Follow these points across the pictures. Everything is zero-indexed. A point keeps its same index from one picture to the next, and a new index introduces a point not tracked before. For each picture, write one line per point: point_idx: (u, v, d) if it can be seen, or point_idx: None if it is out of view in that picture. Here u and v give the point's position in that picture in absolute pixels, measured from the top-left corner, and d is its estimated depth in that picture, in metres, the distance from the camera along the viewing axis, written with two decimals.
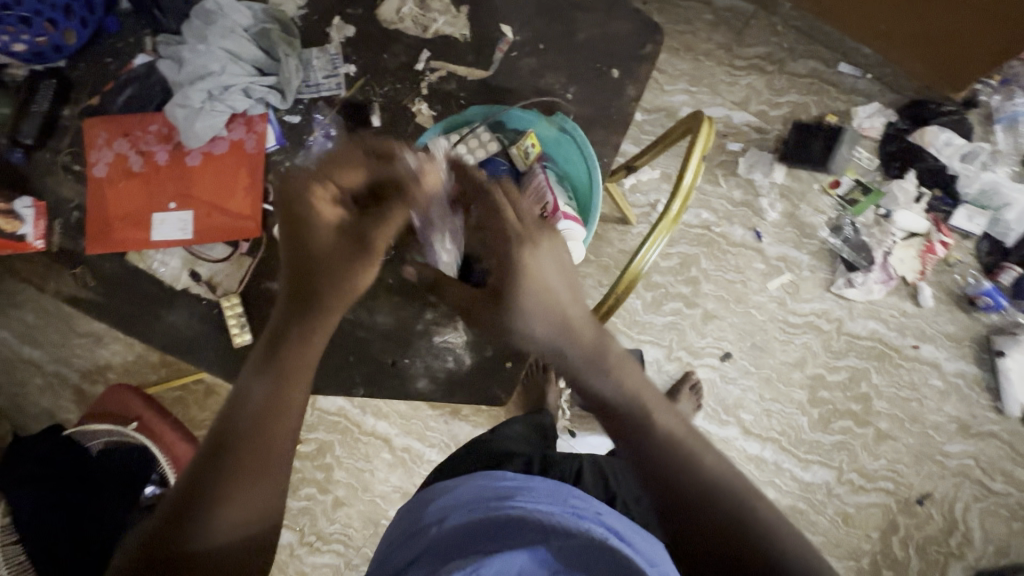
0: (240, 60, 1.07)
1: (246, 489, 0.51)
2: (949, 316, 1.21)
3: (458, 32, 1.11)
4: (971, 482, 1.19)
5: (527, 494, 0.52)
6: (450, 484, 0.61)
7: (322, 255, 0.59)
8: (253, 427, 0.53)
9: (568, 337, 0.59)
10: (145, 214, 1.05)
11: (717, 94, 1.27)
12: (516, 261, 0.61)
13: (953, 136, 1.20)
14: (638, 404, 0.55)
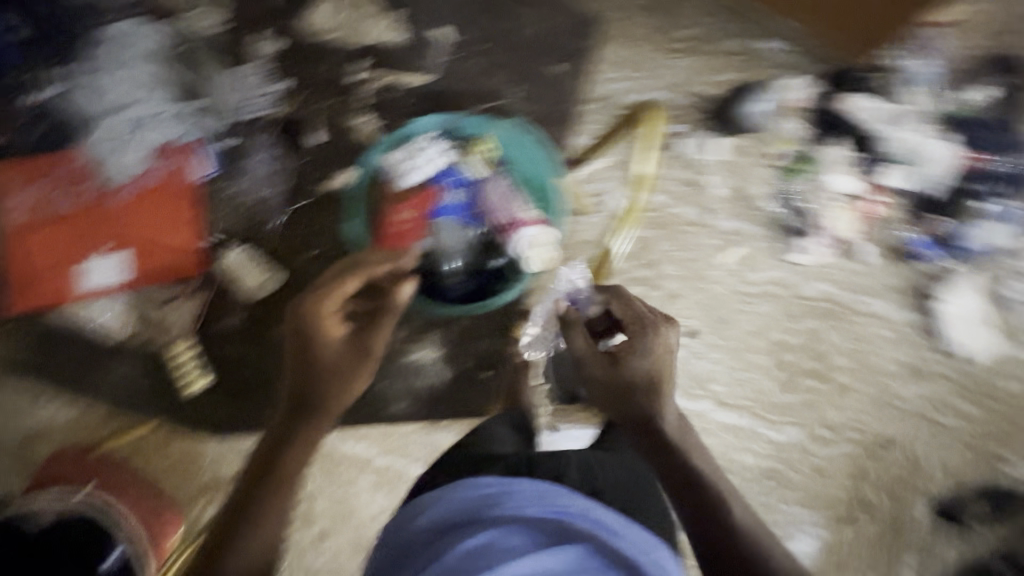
0: (171, 88, 1.06)
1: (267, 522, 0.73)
2: (891, 270, 1.29)
3: (399, 38, 1.14)
4: (927, 421, 1.27)
5: (524, 498, 0.61)
6: (437, 492, 0.67)
7: (324, 367, 0.80)
8: (280, 474, 0.76)
9: (662, 401, 0.84)
10: (79, 256, 1.03)
11: (659, 77, 1.29)
12: (649, 350, 0.85)
13: (875, 102, 1.27)
14: (719, 490, 0.77)
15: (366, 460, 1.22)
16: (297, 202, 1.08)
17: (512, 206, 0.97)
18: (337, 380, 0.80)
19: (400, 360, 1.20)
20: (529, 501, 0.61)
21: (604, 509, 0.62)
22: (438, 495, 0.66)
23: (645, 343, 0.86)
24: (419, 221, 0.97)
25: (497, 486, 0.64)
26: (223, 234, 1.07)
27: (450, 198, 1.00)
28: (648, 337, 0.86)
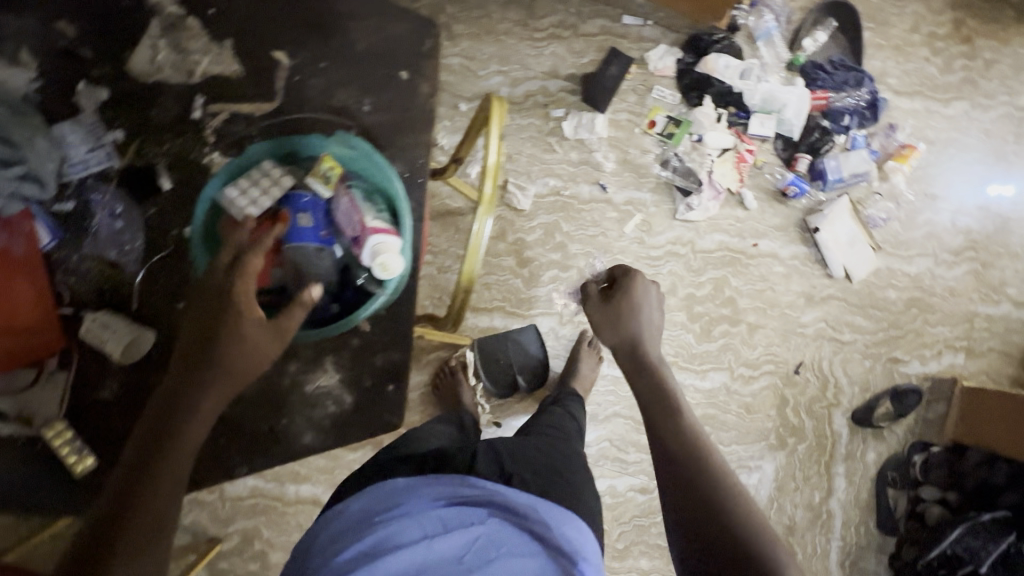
0: None
1: (131, 552, 0.58)
2: (773, 210, 1.40)
3: (228, 69, 0.85)
4: (828, 340, 1.39)
5: (425, 488, 0.60)
6: (340, 505, 0.63)
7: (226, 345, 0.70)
8: (160, 472, 0.63)
9: (650, 341, 0.89)
10: None
11: (528, 68, 1.33)
12: (630, 296, 0.91)
13: (730, 59, 1.37)
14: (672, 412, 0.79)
15: (311, 501, 1.18)
16: (151, 254, 0.79)
17: (354, 218, 0.80)
18: (233, 363, 0.70)
19: (297, 397, 0.80)
20: (432, 486, 0.60)
21: (512, 491, 0.62)
22: (338, 506, 0.63)
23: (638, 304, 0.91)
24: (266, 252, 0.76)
25: (401, 486, 0.62)
26: (71, 306, 0.77)
27: (294, 221, 0.77)
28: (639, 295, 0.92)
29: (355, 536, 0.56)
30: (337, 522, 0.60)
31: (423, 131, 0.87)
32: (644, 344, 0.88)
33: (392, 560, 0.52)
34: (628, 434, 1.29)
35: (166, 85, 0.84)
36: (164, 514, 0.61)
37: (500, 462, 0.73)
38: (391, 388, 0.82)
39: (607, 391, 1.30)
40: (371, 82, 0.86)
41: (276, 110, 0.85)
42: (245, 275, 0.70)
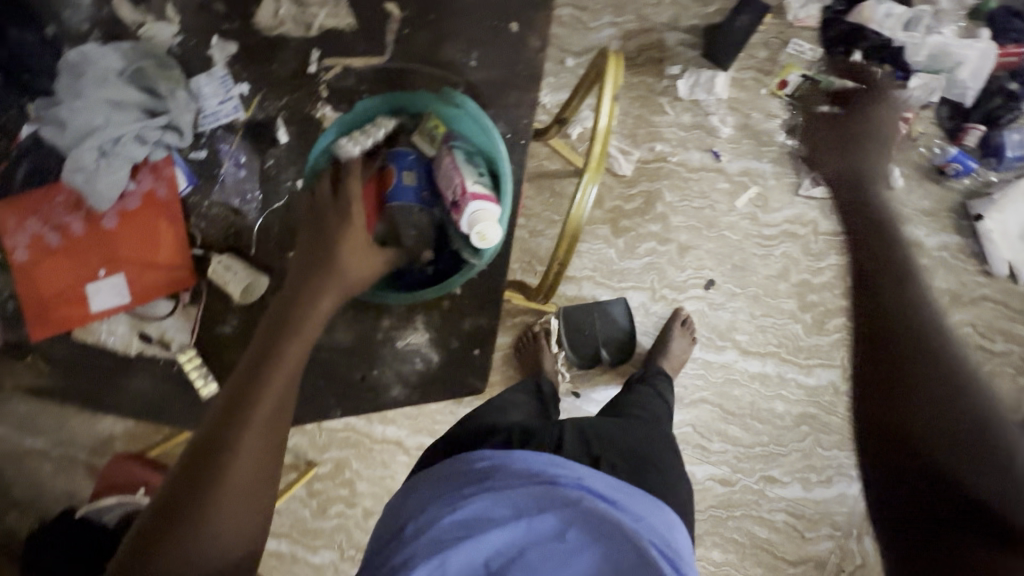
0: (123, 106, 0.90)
1: (227, 500, 0.50)
2: (923, 191, 1.19)
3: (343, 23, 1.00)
4: (974, 349, 1.19)
5: (517, 460, 0.56)
6: (432, 471, 0.60)
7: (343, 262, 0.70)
8: (266, 393, 0.56)
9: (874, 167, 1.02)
10: (75, 292, 0.90)
11: (644, 20, 1.22)
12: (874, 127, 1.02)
13: (892, 6, 1.15)
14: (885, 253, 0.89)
15: (395, 442, 1.27)
16: (269, 206, 0.95)
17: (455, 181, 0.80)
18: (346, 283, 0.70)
19: None
20: (525, 460, 0.56)
21: (603, 475, 0.57)
22: (433, 470, 0.61)
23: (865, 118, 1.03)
24: (370, 206, 0.82)
25: (492, 458, 0.58)
26: (203, 248, 0.93)
27: (399, 179, 0.83)
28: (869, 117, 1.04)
29: (450, 505, 0.51)
30: (429, 487, 0.57)
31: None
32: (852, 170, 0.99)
33: (472, 547, 0.46)
34: (714, 422, 1.21)
35: (285, 42, 0.98)
36: (260, 461, 0.53)
37: (586, 442, 0.71)
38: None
39: (695, 375, 1.22)
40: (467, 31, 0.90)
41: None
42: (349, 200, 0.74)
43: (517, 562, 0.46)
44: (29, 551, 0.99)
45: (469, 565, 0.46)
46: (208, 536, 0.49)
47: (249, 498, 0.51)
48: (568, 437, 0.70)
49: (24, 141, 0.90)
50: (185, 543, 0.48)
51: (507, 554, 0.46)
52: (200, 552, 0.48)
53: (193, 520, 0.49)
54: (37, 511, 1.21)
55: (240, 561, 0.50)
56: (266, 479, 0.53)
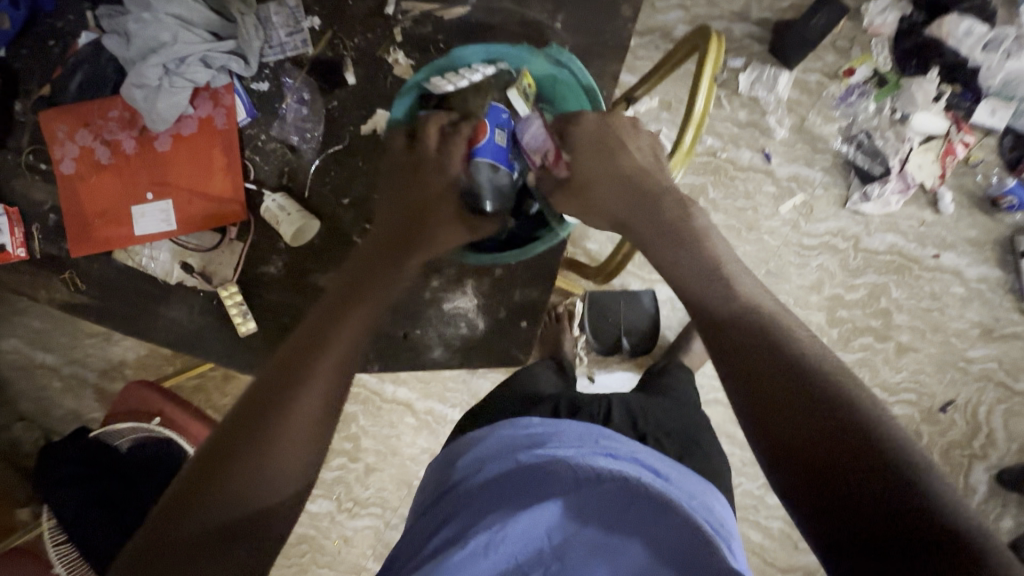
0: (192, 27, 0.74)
1: (284, 442, 0.49)
2: (971, 220, 1.17)
3: None
4: (995, 384, 1.19)
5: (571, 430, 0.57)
6: (478, 434, 0.61)
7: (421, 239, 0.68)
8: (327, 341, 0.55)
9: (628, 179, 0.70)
10: (123, 217, 0.74)
11: (715, 5, 1.18)
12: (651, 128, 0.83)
13: (975, 25, 1.10)
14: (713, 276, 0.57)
15: (404, 403, 1.27)
16: (328, 146, 0.75)
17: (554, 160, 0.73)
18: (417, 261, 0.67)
19: (434, 310, 0.77)
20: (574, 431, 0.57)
21: (651, 455, 0.58)
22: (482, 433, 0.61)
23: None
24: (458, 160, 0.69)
25: (541, 428, 0.59)
26: (256, 184, 0.75)
27: (489, 135, 0.68)
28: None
29: (506, 460, 0.53)
30: (476, 450, 0.58)
31: (607, 57, 0.76)
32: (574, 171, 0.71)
33: (527, 519, 0.46)
34: (724, 423, 1.22)
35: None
36: (313, 410, 0.52)
37: (633, 420, 0.77)
38: (524, 324, 0.77)
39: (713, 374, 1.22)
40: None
41: (467, 13, 0.77)
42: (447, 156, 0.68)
43: (575, 536, 0.46)
44: (38, 465, 1.00)
45: (531, 535, 0.46)
46: (269, 472, 0.48)
47: (308, 438, 0.51)
48: (616, 411, 0.78)
49: (83, 48, 0.75)
50: (232, 484, 0.47)
51: (565, 528, 0.47)
52: (256, 487, 0.48)
53: (252, 454, 0.48)
54: (42, 425, 1.22)
55: (290, 498, 0.50)
56: (321, 428, 0.53)
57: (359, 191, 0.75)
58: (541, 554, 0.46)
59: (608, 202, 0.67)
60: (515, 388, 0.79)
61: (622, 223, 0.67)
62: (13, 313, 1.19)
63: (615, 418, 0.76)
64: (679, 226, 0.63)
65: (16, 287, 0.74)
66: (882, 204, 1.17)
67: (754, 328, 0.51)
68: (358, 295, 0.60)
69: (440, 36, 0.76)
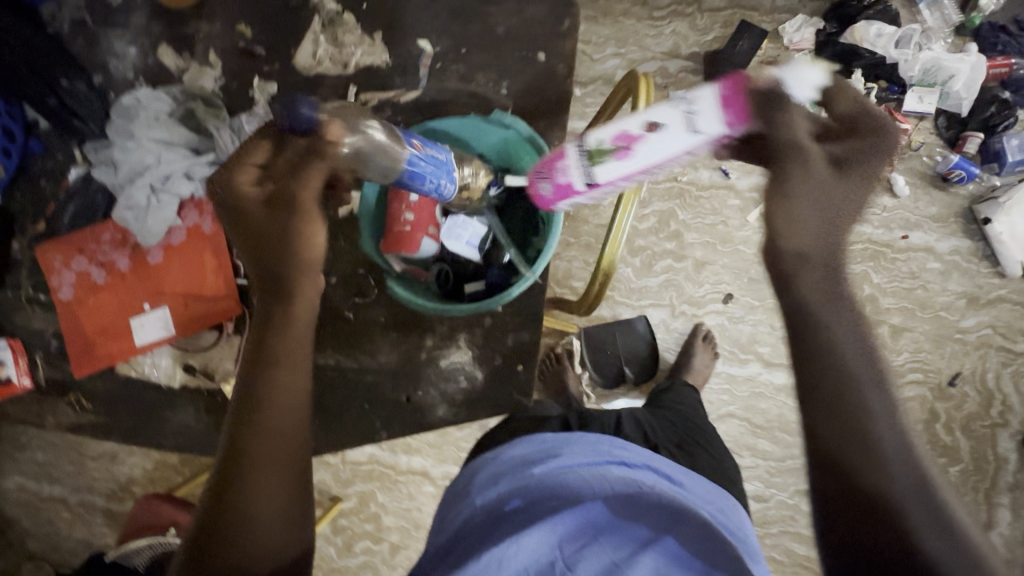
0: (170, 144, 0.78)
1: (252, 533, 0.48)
2: (929, 198, 1.23)
3: (379, 59, 0.83)
4: (996, 350, 1.20)
5: (577, 446, 0.62)
6: (493, 452, 0.67)
7: (291, 265, 0.54)
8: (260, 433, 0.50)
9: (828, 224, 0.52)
10: (123, 330, 0.76)
11: (646, 49, 1.29)
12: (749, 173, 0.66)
13: (883, 26, 1.21)
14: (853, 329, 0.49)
15: (421, 472, 1.25)
16: None
17: (678, 160, 0.62)
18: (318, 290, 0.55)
19: (434, 369, 0.78)
20: (584, 445, 0.62)
21: (666, 463, 0.66)
22: (492, 453, 0.67)
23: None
24: (423, 219, 0.74)
25: (552, 442, 0.65)
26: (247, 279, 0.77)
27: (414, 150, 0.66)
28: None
29: (522, 472, 0.58)
30: (490, 466, 0.64)
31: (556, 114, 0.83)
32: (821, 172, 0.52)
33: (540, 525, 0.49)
34: (743, 437, 1.25)
35: (326, 80, 0.82)
36: (267, 496, 0.49)
37: (643, 431, 0.85)
38: (521, 366, 0.77)
39: (720, 389, 1.26)
40: (509, 65, 0.83)
41: (420, 94, 0.83)
42: (240, 177, 0.55)
43: (586, 548, 0.48)
44: None
45: (544, 546, 0.47)
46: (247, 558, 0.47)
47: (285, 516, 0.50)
48: (626, 419, 0.87)
49: (73, 183, 0.80)
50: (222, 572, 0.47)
51: (576, 539, 0.48)
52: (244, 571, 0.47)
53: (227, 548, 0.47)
54: (53, 561, 1.19)
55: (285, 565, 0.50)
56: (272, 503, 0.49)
57: (344, 270, 0.79)
58: (552, 565, 0.47)
59: (798, 224, 0.51)
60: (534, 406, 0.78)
61: (806, 252, 0.51)
62: (16, 450, 1.18)
63: (625, 428, 0.84)
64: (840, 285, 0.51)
65: (30, 417, 0.78)
66: None
67: (897, 489, 0.45)
68: (273, 387, 0.52)
69: (399, 117, 0.83)
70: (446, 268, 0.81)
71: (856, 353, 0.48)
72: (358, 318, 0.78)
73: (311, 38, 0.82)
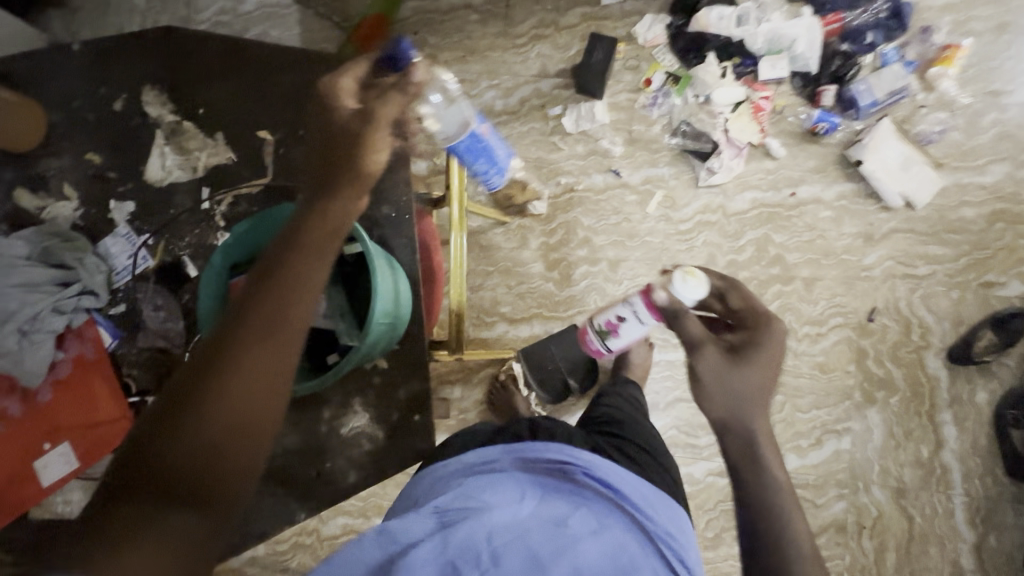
0: (32, 282, 0.77)
1: (232, 394, 0.52)
2: (805, 153, 1.30)
3: (225, 157, 0.86)
4: (903, 278, 1.26)
5: (514, 456, 0.67)
6: (439, 464, 0.72)
7: (341, 175, 0.60)
8: (266, 314, 0.55)
9: (741, 411, 0.68)
10: (26, 474, 0.77)
11: (517, 75, 1.34)
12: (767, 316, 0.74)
13: (722, 9, 1.30)
14: (752, 455, 0.68)
15: None
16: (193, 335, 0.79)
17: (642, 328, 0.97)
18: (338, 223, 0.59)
19: (336, 440, 0.78)
20: (533, 455, 0.66)
21: (614, 467, 0.68)
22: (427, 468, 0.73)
23: (769, 334, 0.72)
24: None
25: (501, 451, 0.69)
26: (139, 394, 0.80)
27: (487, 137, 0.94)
28: (771, 328, 0.72)
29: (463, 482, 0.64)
30: (433, 476, 0.70)
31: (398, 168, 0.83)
32: (769, 370, 0.71)
33: (461, 533, 0.56)
34: (696, 417, 1.28)
35: (179, 187, 0.85)
36: (255, 371, 0.53)
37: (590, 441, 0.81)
38: (418, 417, 0.79)
39: (663, 377, 1.29)
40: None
41: (269, 181, 0.83)
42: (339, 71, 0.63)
43: (505, 549, 0.55)
44: None
45: (454, 551, 0.55)
46: (219, 413, 0.52)
47: (262, 394, 0.54)
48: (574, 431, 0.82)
49: None
50: (196, 418, 0.51)
51: (493, 543, 0.55)
52: (213, 419, 0.51)
53: (202, 397, 0.52)
54: None
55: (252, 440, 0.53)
56: (265, 380, 0.54)
57: None
58: (470, 565, 0.54)
59: (711, 399, 0.69)
60: (458, 439, 0.80)
61: (728, 424, 0.69)
62: None
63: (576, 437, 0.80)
64: (758, 459, 0.68)
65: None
66: (724, 174, 1.29)
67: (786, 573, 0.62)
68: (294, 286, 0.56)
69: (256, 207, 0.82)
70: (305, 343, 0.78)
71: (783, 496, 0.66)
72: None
73: (159, 153, 0.86)
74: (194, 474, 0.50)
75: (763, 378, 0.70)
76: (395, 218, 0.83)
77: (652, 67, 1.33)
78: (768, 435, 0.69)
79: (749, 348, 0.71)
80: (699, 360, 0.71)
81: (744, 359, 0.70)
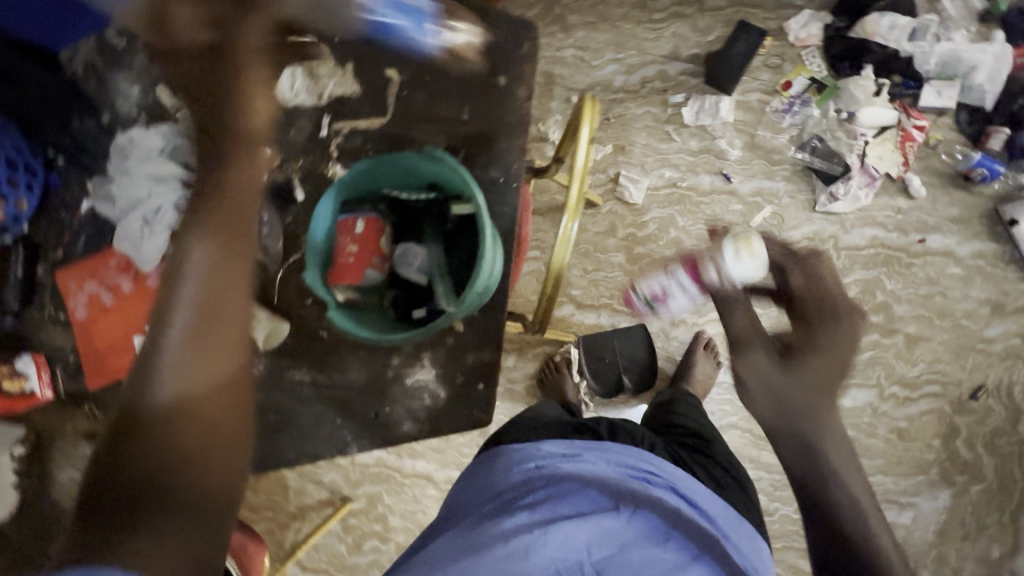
0: (161, 178, 0.84)
1: (201, 352, 0.52)
2: (948, 199, 1.17)
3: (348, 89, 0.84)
4: None
5: (603, 457, 0.68)
6: (518, 446, 0.73)
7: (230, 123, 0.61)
8: (207, 277, 0.55)
9: (803, 406, 0.62)
10: (127, 351, 0.83)
11: (645, 52, 1.26)
12: (833, 303, 0.68)
13: (896, 18, 1.15)
14: (819, 454, 0.60)
15: (425, 476, 1.30)
16: (289, 257, 0.82)
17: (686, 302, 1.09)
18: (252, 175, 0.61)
19: (399, 386, 0.80)
20: (616, 459, 0.68)
21: (689, 483, 0.69)
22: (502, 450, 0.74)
23: (834, 327, 0.65)
24: (365, 250, 0.78)
25: (582, 446, 0.71)
26: None
27: None
28: (838, 321, 0.66)
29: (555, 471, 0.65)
30: (514, 455, 0.71)
31: (515, 136, 0.82)
32: (839, 367, 0.64)
33: (564, 533, 0.56)
34: (746, 448, 1.22)
35: None
36: (220, 325, 0.54)
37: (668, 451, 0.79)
38: (481, 387, 0.80)
39: (723, 400, 1.23)
40: (469, 91, 0.83)
41: (387, 123, 0.84)
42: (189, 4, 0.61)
43: (614, 557, 0.54)
44: None
45: (568, 550, 0.55)
46: (189, 373, 0.51)
47: (225, 346, 0.54)
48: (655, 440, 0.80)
49: (81, 217, 0.86)
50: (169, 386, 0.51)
51: (603, 548, 0.55)
52: (184, 383, 0.51)
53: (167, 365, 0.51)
54: None
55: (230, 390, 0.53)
56: (229, 331, 0.54)
57: None
58: (581, 568, 0.53)
59: (758, 394, 0.64)
60: (531, 418, 0.81)
61: (775, 421, 0.63)
62: None
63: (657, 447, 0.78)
64: (817, 452, 0.60)
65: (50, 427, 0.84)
66: (849, 202, 1.17)
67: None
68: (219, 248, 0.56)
69: (369, 144, 0.84)
70: (396, 295, 0.81)
71: (860, 503, 0.58)
72: (331, 338, 0.80)
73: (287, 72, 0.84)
74: (183, 441, 0.50)
75: (824, 374, 0.63)
76: (501, 183, 0.82)
77: (799, 71, 1.21)
78: (839, 440, 0.61)
79: (807, 340, 0.65)
80: (747, 357, 0.66)
81: (796, 355, 0.64)
